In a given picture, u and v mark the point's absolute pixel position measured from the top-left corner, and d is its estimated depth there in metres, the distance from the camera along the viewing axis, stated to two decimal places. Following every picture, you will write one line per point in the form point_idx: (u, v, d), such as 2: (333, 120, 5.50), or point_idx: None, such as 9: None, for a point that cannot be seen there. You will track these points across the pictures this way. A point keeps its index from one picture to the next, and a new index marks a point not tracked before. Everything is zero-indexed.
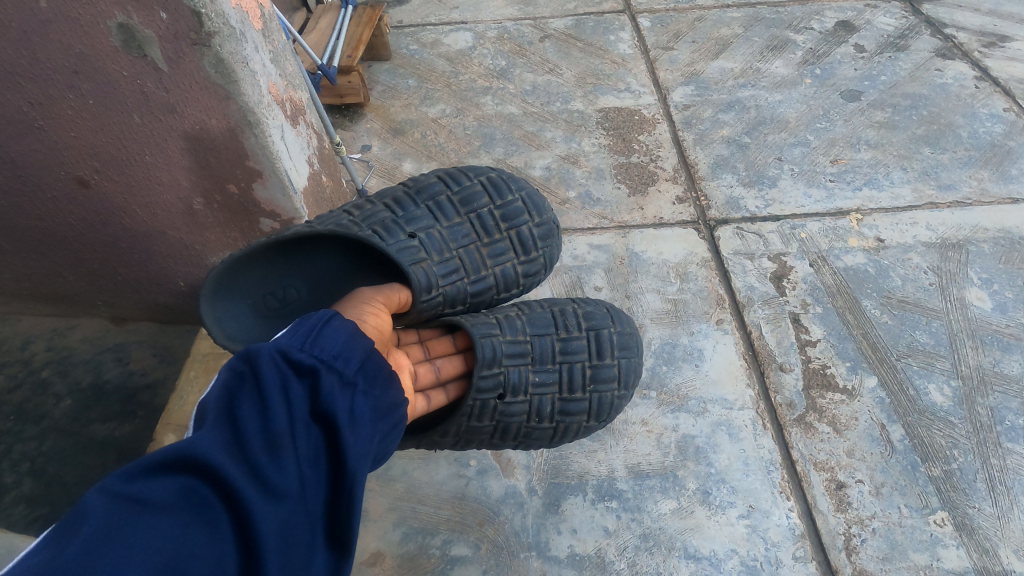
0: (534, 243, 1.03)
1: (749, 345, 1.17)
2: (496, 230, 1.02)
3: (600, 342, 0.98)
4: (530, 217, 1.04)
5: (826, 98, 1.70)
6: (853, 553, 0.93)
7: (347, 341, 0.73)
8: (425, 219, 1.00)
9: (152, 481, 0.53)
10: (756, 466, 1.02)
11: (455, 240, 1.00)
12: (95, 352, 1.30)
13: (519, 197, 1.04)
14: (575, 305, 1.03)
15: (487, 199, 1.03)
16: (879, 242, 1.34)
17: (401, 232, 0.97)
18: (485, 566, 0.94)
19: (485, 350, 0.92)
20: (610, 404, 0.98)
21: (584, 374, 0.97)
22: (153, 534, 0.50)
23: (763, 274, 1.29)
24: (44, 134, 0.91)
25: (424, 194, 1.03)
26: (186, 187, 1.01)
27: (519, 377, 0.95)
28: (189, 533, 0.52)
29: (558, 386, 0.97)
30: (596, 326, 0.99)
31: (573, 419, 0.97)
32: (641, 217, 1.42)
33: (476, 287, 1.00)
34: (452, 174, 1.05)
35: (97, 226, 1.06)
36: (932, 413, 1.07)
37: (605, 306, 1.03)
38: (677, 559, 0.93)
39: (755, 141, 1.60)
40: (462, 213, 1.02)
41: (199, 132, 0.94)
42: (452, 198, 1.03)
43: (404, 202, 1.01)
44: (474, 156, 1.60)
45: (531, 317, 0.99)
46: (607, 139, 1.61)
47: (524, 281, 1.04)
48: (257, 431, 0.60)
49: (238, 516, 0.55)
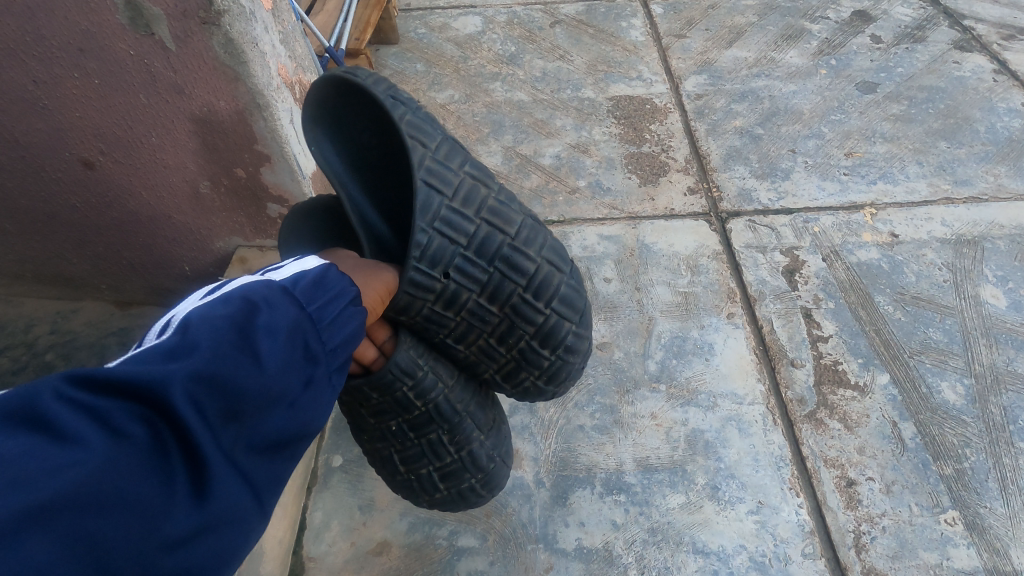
0: (515, 379, 0.88)
1: (760, 340, 1.16)
2: (506, 347, 0.84)
3: (458, 472, 0.88)
4: (536, 373, 0.86)
5: (842, 89, 1.68)
6: (862, 551, 0.92)
7: (351, 335, 0.66)
8: (475, 278, 0.80)
9: (124, 411, 0.46)
10: (767, 462, 1.01)
11: (472, 315, 0.81)
12: (99, 336, 1.29)
13: (551, 358, 0.85)
14: (485, 432, 0.88)
15: (530, 330, 0.82)
16: (893, 238, 1.32)
17: (446, 260, 0.78)
18: (492, 558, 0.94)
19: (381, 373, 0.78)
20: (417, 496, 0.91)
21: (423, 468, 0.88)
22: (117, 474, 0.45)
23: (775, 268, 1.27)
24: (49, 113, 0.90)
25: (509, 262, 0.80)
26: (193, 170, 0.99)
27: (382, 408, 0.83)
28: (147, 484, 0.46)
29: (400, 446, 0.87)
30: (471, 460, 0.87)
31: (390, 467, 0.90)
32: (651, 208, 1.41)
33: (443, 345, 0.85)
34: (547, 283, 0.81)
35: (102, 208, 1.04)
36: (944, 412, 1.06)
37: (507, 466, 0.92)
38: (685, 553, 0.92)
39: (768, 132, 1.57)
40: (506, 311, 0.81)
41: (207, 114, 0.92)
42: (517, 296, 0.80)
43: (490, 244, 0.79)
44: (483, 143, 1.57)
45: (452, 397, 0.84)
46: (618, 128, 1.59)
47: (479, 379, 0.90)
48: (242, 400, 0.53)
49: (197, 481, 0.50)
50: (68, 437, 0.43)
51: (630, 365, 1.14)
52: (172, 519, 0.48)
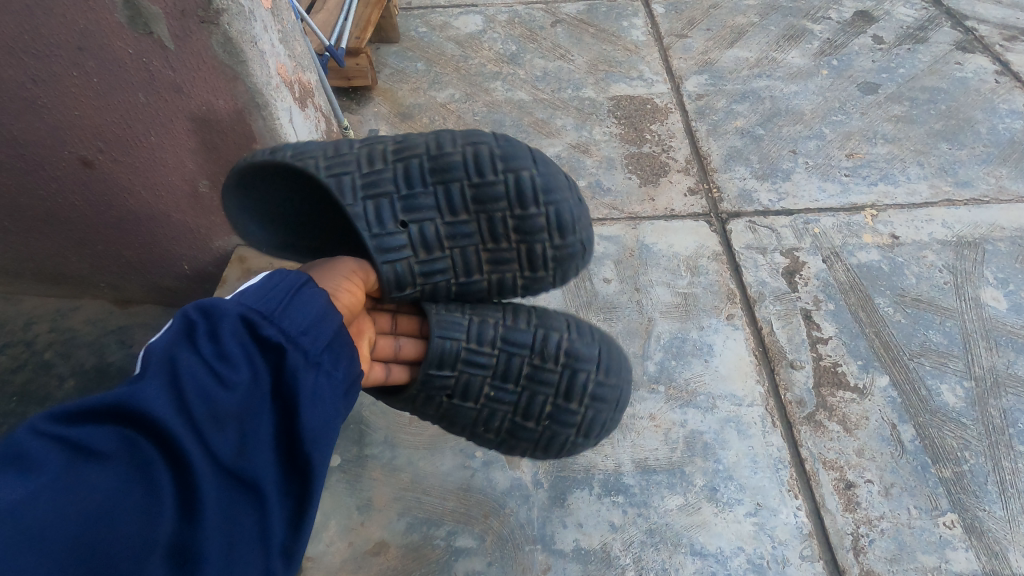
0: (544, 260, 0.86)
1: (760, 341, 1.16)
2: (505, 240, 0.86)
3: (572, 385, 0.88)
4: (550, 233, 0.85)
5: (843, 90, 1.67)
6: (860, 553, 0.92)
7: (318, 317, 0.69)
8: (428, 206, 0.84)
9: (94, 429, 0.52)
10: (765, 464, 1.01)
11: (455, 236, 0.86)
12: (99, 334, 1.29)
13: (545, 210, 0.84)
14: (567, 329, 0.89)
15: (506, 202, 0.84)
16: (894, 239, 1.32)
17: (393, 212, 0.84)
18: (490, 558, 0.94)
19: (436, 349, 0.87)
20: (562, 443, 0.91)
21: (542, 407, 0.89)
22: (91, 487, 0.50)
23: (775, 269, 1.27)
24: (47, 112, 0.89)
25: (439, 170, 0.83)
26: (192, 169, 0.99)
27: (474, 383, 0.89)
28: (128, 491, 0.51)
29: (513, 407, 0.90)
30: (575, 365, 0.88)
31: (521, 442, 0.92)
32: (651, 208, 1.41)
33: (462, 287, 0.89)
34: (482, 156, 0.83)
35: (101, 207, 1.04)
36: (944, 414, 1.06)
37: (603, 346, 0.91)
38: (683, 555, 0.92)
39: (769, 133, 1.57)
40: (474, 208, 0.85)
41: (205, 113, 0.91)
42: (467, 188, 0.84)
43: (416, 171, 0.83)
44: None
45: (513, 326, 0.89)
46: (618, 128, 1.59)
47: (521, 292, 0.91)
48: (208, 398, 0.57)
49: (181, 482, 0.54)
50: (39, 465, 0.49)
51: (630, 366, 1.14)
52: (163, 521, 0.52)
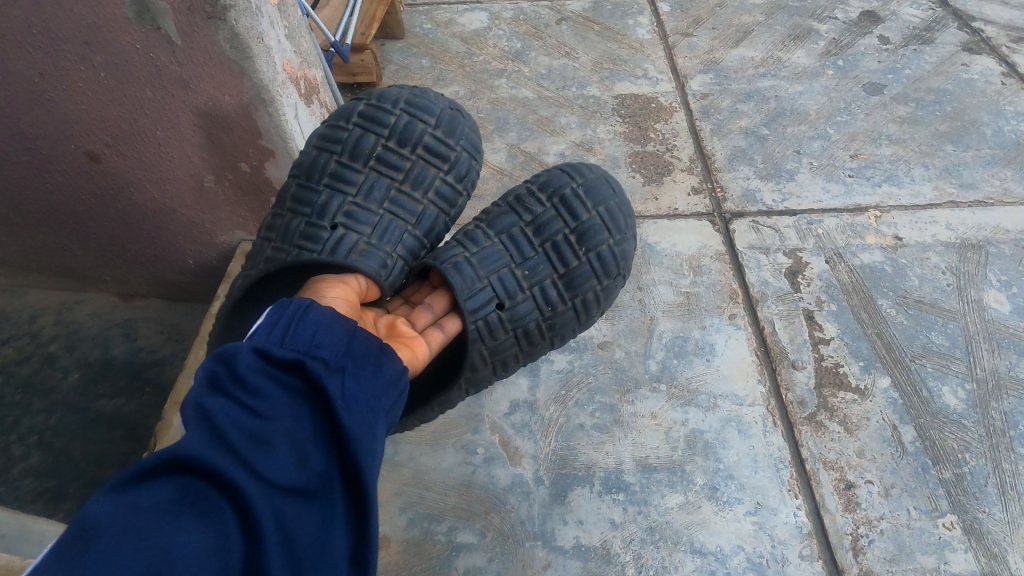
0: (445, 144, 0.95)
1: (762, 341, 1.16)
2: (404, 159, 0.94)
3: (568, 204, 0.94)
4: (426, 122, 0.94)
5: (848, 90, 1.67)
6: (860, 554, 0.92)
7: (328, 329, 0.70)
8: (335, 200, 0.92)
9: (142, 484, 0.51)
10: (765, 464, 1.01)
11: (377, 198, 0.94)
12: (103, 328, 1.30)
13: (401, 112, 0.94)
14: (529, 184, 0.98)
15: (375, 137, 0.93)
16: (897, 240, 1.32)
17: (317, 223, 0.91)
18: (491, 554, 0.94)
19: (461, 277, 0.90)
20: (610, 257, 0.94)
21: (570, 241, 0.93)
22: (150, 535, 0.49)
23: (777, 270, 1.28)
24: (54, 105, 0.90)
25: (315, 170, 0.93)
26: (197, 165, 0.99)
27: (509, 279, 0.93)
28: (185, 529, 0.50)
29: (551, 265, 0.94)
30: (556, 191, 0.95)
31: (585, 290, 0.94)
32: (655, 207, 1.41)
33: (425, 225, 0.96)
34: (327, 134, 0.94)
35: (106, 201, 1.05)
36: (945, 416, 1.06)
37: (561, 168, 0.99)
38: (683, 553, 0.93)
39: (774, 133, 1.57)
40: (363, 167, 0.94)
41: (211, 108, 0.92)
42: (342, 158, 0.93)
43: (301, 193, 0.93)
44: (487, 140, 1.57)
45: (492, 220, 0.97)
46: (623, 127, 1.59)
47: (461, 186, 0.99)
48: (242, 425, 0.57)
49: (237, 511, 0.53)
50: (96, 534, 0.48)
51: (631, 364, 1.14)
52: (229, 549, 0.52)
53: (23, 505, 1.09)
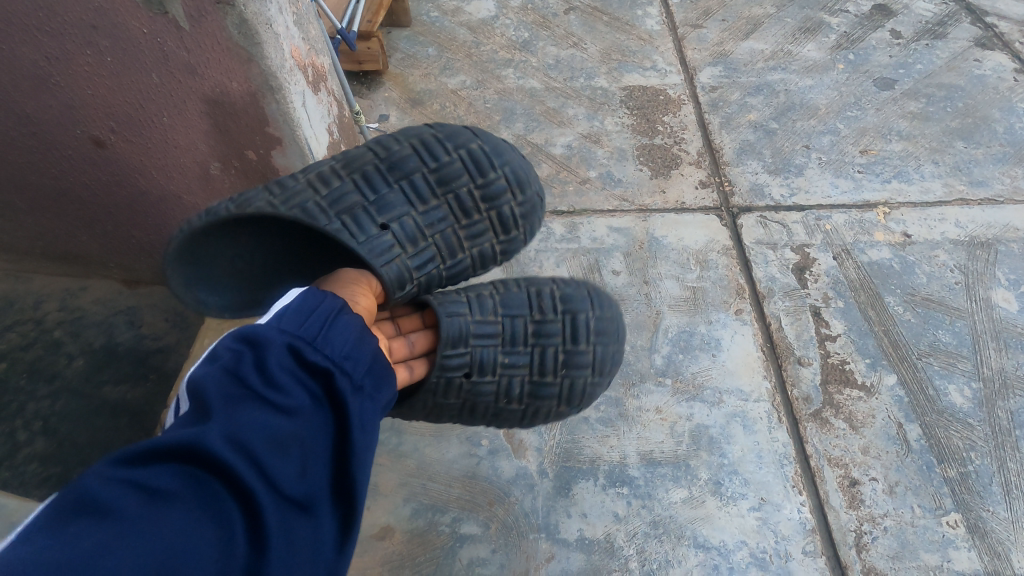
0: (513, 221, 0.95)
1: (768, 337, 1.16)
2: (475, 210, 0.93)
3: (577, 326, 0.92)
4: (512, 194, 0.94)
5: (859, 85, 1.65)
6: (863, 550, 0.92)
7: (357, 342, 0.69)
8: (398, 205, 0.90)
9: (159, 469, 0.51)
10: (770, 460, 1.01)
11: (432, 225, 0.92)
12: (108, 314, 1.30)
13: (501, 174, 0.93)
14: (555, 285, 0.95)
15: (466, 176, 0.92)
16: (906, 238, 1.31)
17: (371, 213, 0.88)
18: (495, 545, 0.94)
19: (450, 327, 0.87)
20: (581, 390, 0.92)
21: (556, 359, 0.91)
22: (166, 528, 0.48)
23: (785, 265, 1.27)
24: (60, 90, 0.89)
25: (397, 170, 0.91)
26: (204, 152, 0.99)
27: (487, 354, 0.90)
28: (197, 528, 0.50)
29: (529, 368, 0.92)
30: (573, 309, 0.92)
31: (544, 403, 0.92)
32: (662, 201, 1.40)
33: (452, 270, 0.94)
34: (428, 144, 0.92)
35: (111, 187, 1.04)
36: (951, 414, 1.06)
37: (588, 288, 0.96)
38: (686, 547, 0.93)
39: (783, 127, 1.56)
40: (439, 193, 0.92)
41: (219, 95, 0.91)
42: (428, 176, 0.91)
43: (370, 175, 0.90)
44: (494, 131, 1.56)
45: (506, 296, 0.94)
46: (630, 119, 1.57)
47: (502, 259, 0.98)
48: (266, 426, 0.57)
49: (248, 515, 0.53)
50: (108, 514, 0.47)
51: (637, 358, 1.14)
52: (234, 555, 0.51)
53: (28, 490, 1.10)
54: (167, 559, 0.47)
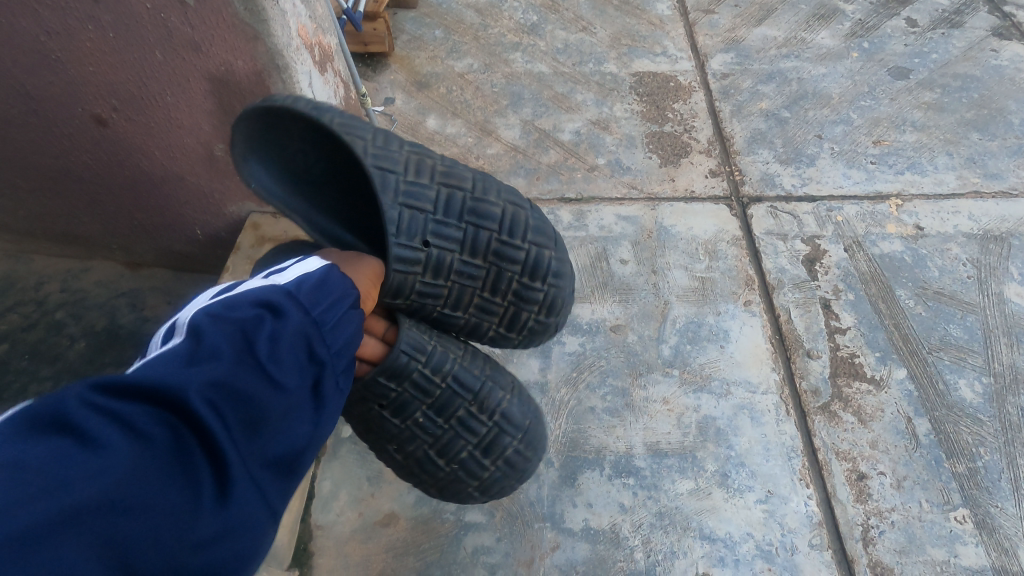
0: (521, 327, 0.91)
1: (777, 329, 1.15)
2: (502, 295, 0.87)
3: (496, 443, 0.86)
4: (538, 309, 0.88)
5: (873, 74, 1.62)
6: (870, 544, 0.92)
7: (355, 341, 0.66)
8: (450, 237, 0.84)
9: (145, 415, 0.48)
10: (777, 452, 1.00)
11: (461, 273, 0.86)
12: (110, 297, 1.29)
13: (546, 288, 0.86)
14: (509, 393, 0.88)
15: (517, 266, 0.85)
16: (918, 230, 1.30)
17: (426, 226, 0.83)
18: (499, 534, 0.94)
19: (398, 357, 0.80)
20: (461, 492, 0.89)
21: (460, 452, 0.86)
22: (139, 478, 0.45)
23: (795, 257, 1.26)
24: (61, 67, 0.87)
25: (475, 212, 0.84)
26: (207, 132, 0.97)
27: (407, 401, 0.84)
28: (167, 488, 0.47)
29: (433, 440, 0.86)
30: (503, 427, 0.86)
31: (423, 472, 0.89)
32: (671, 189, 1.39)
33: (445, 316, 0.89)
34: (516, 219, 0.84)
35: (113, 167, 1.02)
36: (960, 409, 1.05)
37: (534, 416, 0.89)
38: (692, 539, 0.92)
39: (795, 116, 1.53)
40: (489, 258, 0.85)
41: (223, 74, 0.89)
42: (491, 240, 0.84)
43: (450, 199, 0.83)
44: (501, 115, 1.54)
45: (467, 368, 0.86)
46: (640, 105, 1.55)
47: (487, 341, 0.95)
48: (256, 400, 0.54)
49: (219, 480, 0.50)
50: (93, 443, 0.44)
51: (644, 349, 1.13)
52: (192, 526, 0.47)
53: None
54: (127, 513, 0.44)
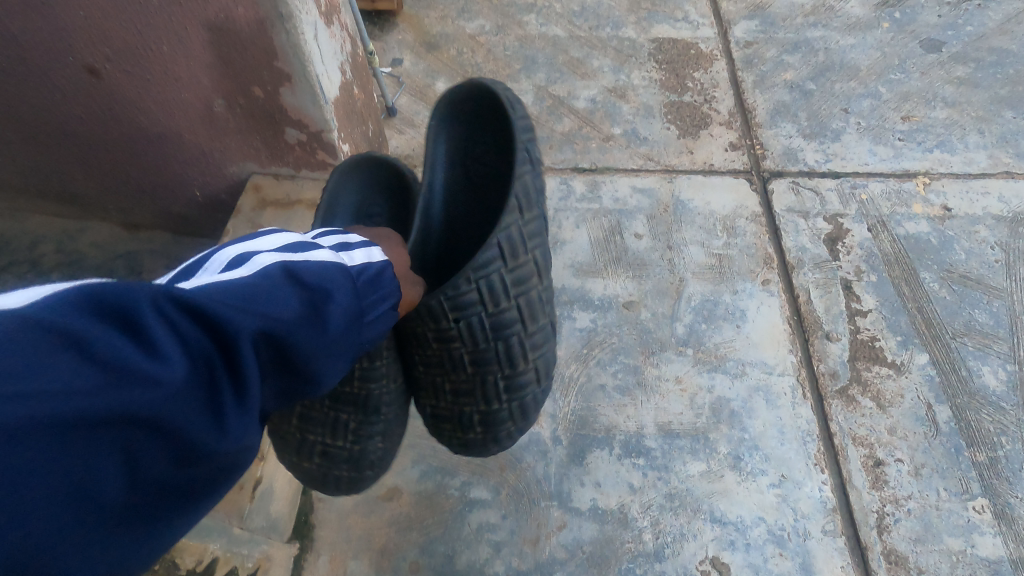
0: (436, 427, 0.85)
1: (796, 310, 1.11)
2: (456, 403, 0.80)
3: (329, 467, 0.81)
4: (459, 439, 0.83)
5: (904, 46, 1.55)
6: (885, 532, 0.89)
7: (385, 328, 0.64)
8: (471, 335, 0.74)
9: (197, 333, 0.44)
10: (792, 436, 0.97)
11: (449, 356, 0.77)
12: (106, 259, 1.27)
13: (482, 437, 0.81)
14: (380, 454, 0.84)
15: (483, 404, 0.79)
16: (946, 211, 1.24)
17: (486, 303, 0.72)
18: (505, 511, 0.92)
19: None
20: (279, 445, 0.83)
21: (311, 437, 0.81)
22: (178, 401, 0.42)
23: (816, 235, 1.21)
24: (49, 11, 0.81)
25: (511, 349, 0.75)
26: (207, 86, 0.91)
27: None
28: (195, 417, 0.44)
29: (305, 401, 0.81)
30: (347, 462, 0.81)
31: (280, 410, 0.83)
32: (689, 161, 1.33)
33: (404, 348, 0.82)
34: (521, 387, 0.78)
35: (108, 122, 0.97)
36: (983, 397, 1.02)
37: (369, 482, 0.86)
38: (702, 521, 0.90)
39: (821, 88, 1.46)
40: (474, 374, 0.77)
41: (223, 23, 0.82)
42: (494, 375, 0.77)
43: (510, 318, 0.74)
44: (513, 80, 1.47)
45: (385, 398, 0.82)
46: (659, 73, 1.48)
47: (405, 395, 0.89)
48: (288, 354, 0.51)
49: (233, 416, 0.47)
50: (158, 353, 0.41)
51: (657, 326, 1.09)
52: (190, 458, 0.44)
53: None
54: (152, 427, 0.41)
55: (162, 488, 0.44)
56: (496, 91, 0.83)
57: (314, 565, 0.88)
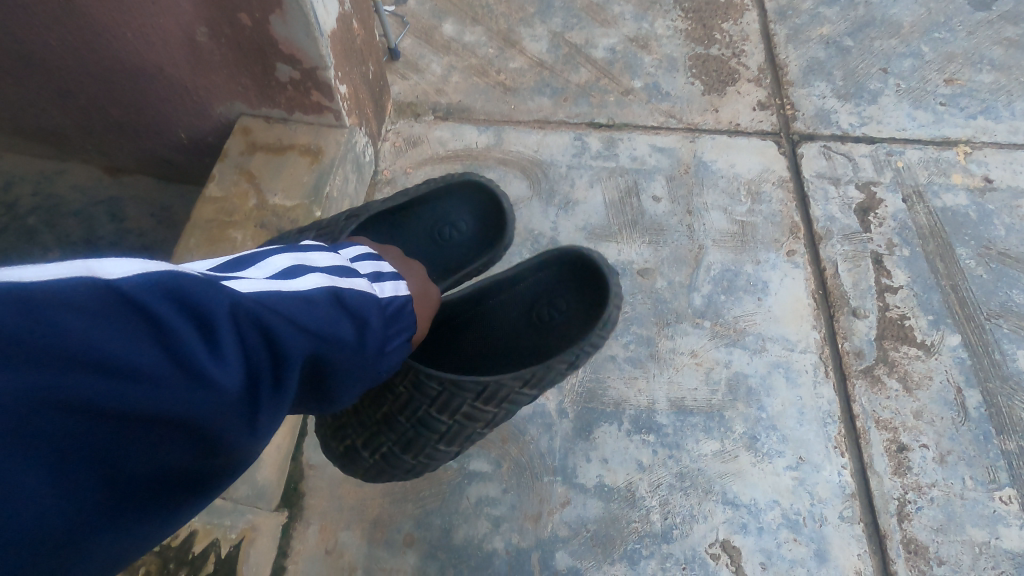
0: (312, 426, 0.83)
1: (821, 283, 1.04)
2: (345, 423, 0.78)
3: None
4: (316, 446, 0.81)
5: (951, 2, 1.42)
6: (905, 520, 0.85)
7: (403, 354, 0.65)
8: (396, 401, 0.73)
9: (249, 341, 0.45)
10: (812, 417, 0.92)
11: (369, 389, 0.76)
12: (88, 204, 1.19)
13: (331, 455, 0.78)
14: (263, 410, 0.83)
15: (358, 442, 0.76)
16: (987, 183, 1.16)
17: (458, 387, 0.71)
18: (506, 485, 0.87)
19: None
20: None
21: None
22: (220, 405, 0.43)
23: (847, 204, 1.13)
24: None
25: (416, 443, 0.74)
26: (188, 13, 0.82)
27: None
28: (230, 421, 0.44)
29: None
30: None
31: None
32: (714, 120, 1.23)
33: None
34: (392, 467, 0.76)
35: (81, 52, 0.88)
36: (1016, 383, 0.96)
37: None
38: (713, 503, 0.85)
39: (859, 45, 1.35)
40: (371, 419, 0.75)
41: None
42: (387, 439, 0.74)
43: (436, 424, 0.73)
44: (527, 25, 1.35)
45: None
46: (685, 23, 1.36)
47: None
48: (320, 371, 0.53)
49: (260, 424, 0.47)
50: (216, 355, 0.42)
51: (673, 296, 1.02)
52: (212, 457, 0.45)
53: None
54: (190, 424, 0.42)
55: (174, 483, 0.44)
56: (609, 292, 0.81)
57: (303, 535, 0.84)
